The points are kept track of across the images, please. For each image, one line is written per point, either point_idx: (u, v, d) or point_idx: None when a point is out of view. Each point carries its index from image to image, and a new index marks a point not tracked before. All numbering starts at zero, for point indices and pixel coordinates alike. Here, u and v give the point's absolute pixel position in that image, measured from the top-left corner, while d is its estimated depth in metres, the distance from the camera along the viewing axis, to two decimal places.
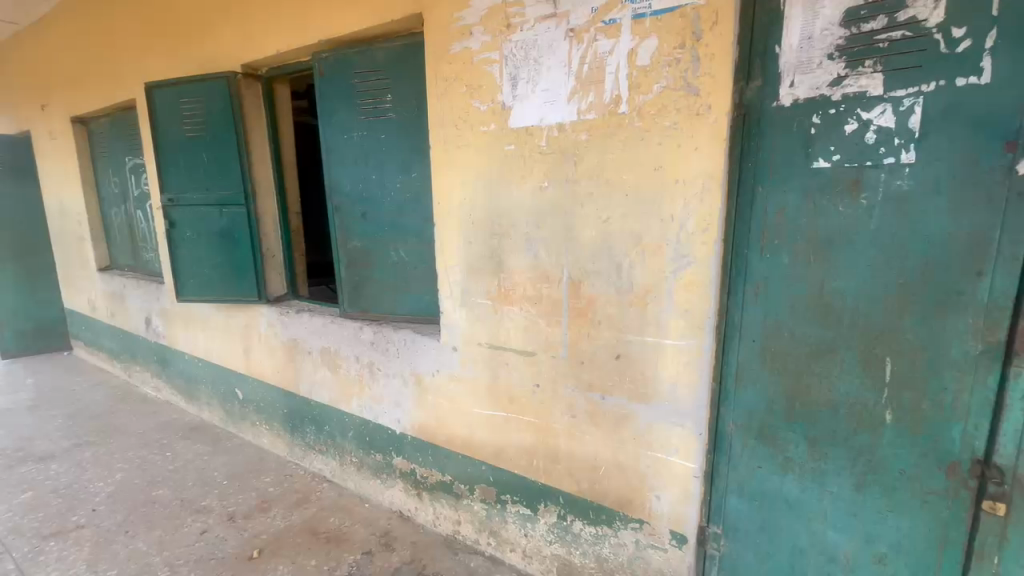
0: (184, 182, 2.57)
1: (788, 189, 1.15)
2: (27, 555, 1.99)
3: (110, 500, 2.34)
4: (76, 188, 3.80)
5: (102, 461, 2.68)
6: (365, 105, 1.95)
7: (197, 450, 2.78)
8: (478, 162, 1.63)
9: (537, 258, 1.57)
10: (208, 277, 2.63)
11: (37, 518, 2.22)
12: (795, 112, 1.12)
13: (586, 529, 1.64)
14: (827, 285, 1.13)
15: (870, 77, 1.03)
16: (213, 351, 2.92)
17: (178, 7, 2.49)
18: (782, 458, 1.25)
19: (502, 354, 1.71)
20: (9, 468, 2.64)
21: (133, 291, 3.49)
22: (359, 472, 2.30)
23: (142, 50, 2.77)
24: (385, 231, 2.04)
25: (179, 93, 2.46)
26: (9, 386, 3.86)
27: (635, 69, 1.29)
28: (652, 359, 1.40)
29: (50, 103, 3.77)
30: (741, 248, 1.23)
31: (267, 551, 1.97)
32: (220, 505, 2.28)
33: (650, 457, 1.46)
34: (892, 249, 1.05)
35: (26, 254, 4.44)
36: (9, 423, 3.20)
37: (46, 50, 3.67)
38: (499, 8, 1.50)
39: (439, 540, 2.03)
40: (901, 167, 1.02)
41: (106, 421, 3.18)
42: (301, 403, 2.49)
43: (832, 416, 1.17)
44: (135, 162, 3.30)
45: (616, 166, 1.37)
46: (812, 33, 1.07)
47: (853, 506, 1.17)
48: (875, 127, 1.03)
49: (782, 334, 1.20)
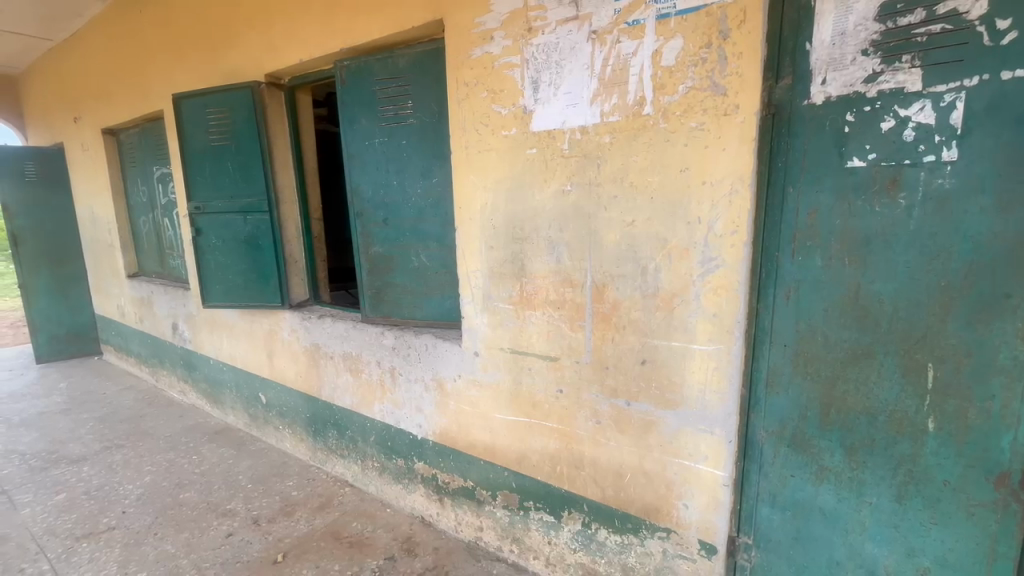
0: (209, 190, 2.63)
1: (821, 189, 1.12)
2: (61, 556, 2.04)
3: (139, 502, 2.38)
4: (107, 197, 3.92)
5: (132, 464, 2.74)
6: (386, 111, 1.96)
7: (222, 454, 2.82)
8: (501, 166, 1.63)
9: (559, 262, 1.56)
10: (232, 283, 2.68)
11: (71, 519, 2.27)
12: (828, 109, 1.09)
13: (612, 537, 1.61)
14: (864, 289, 1.09)
15: (908, 73, 0.99)
16: (237, 355, 2.97)
17: (205, 18, 2.55)
18: (817, 467, 1.21)
19: (525, 359, 1.70)
20: (44, 470, 2.71)
21: (161, 297, 3.57)
22: (381, 476, 2.31)
23: (171, 64, 2.84)
24: (405, 236, 2.05)
25: (205, 103, 2.52)
26: (44, 389, 3.98)
27: (661, 69, 1.27)
28: (680, 365, 1.37)
29: (82, 115, 3.88)
30: (771, 249, 1.20)
31: (291, 555, 1.98)
32: (245, 508, 2.31)
33: (678, 465, 1.43)
34: (934, 249, 1.01)
35: (59, 262, 4.58)
36: (43, 426, 3.30)
37: (80, 65, 3.78)
38: (521, 12, 1.50)
39: (462, 545, 2.02)
40: (942, 165, 0.98)
41: (135, 425, 3.26)
42: (323, 407, 2.51)
43: (869, 424, 1.12)
44: (163, 171, 3.39)
45: (641, 169, 1.35)
46: (845, 29, 1.04)
47: (895, 518, 1.13)
48: (913, 124, 1.00)
49: (816, 338, 1.16)
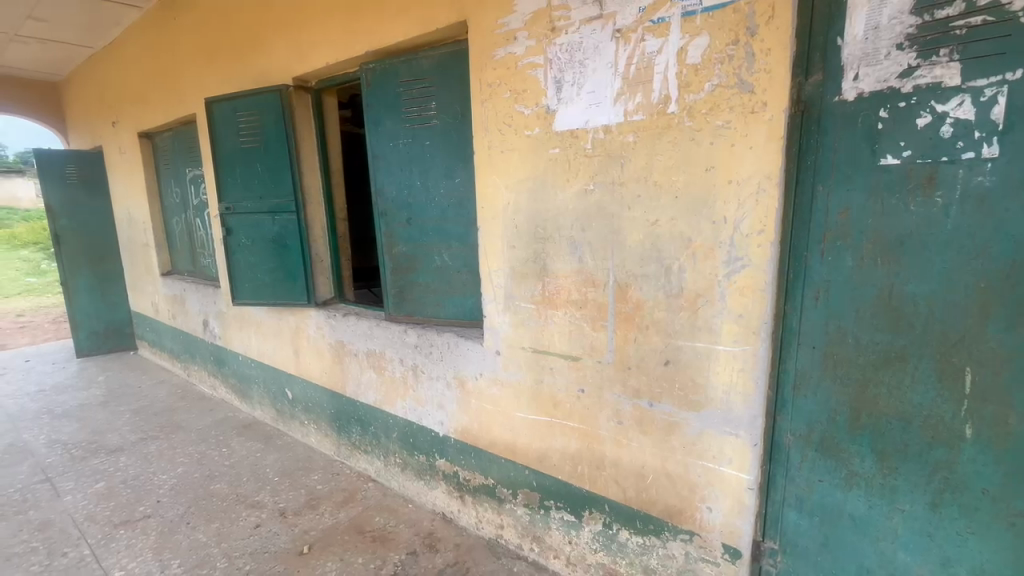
0: (239, 191, 2.71)
1: (852, 188, 1.09)
2: (101, 541, 2.13)
3: (173, 492, 2.47)
4: (143, 198, 4.07)
5: (166, 455, 2.85)
6: (410, 113, 1.99)
7: (250, 447, 2.90)
8: (524, 166, 1.63)
9: (582, 262, 1.55)
10: (261, 281, 2.75)
11: (109, 507, 2.38)
12: (860, 106, 1.06)
13: (633, 538, 1.60)
14: (897, 290, 1.06)
15: (946, 67, 0.96)
16: (265, 352, 3.05)
17: (236, 24, 2.63)
18: (847, 472, 1.18)
19: (547, 359, 1.70)
20: (85, 459, 2.84)
21: (193, 294, 3.69)
22: (403, 472, 2.34)
23: (203, 70, 2.94)
24: (428, 236, 2.08)
25: (236, 107, 2.60)
26: (84, 382, 4.17)
27: (686, 67, 1.26)
28: (704, 366, 1.35)
29: (120, 120, 4.03)
30: (800, 249, 1.18)
31: (317, 547, 2.03)
32: (272, 501, 2.37)
33: (702, 467, 1.41)
34: (972, 249, 0.97)
35: (98, 261, 4.78)
36: (83, 417, 3.45)
37: (118, 72, 3.94)
38: (545, 12, 1.50)
39: (482, 542, 2.03)
40: (982, 162, 0.95)
41: (169, 418, 3.38)
42: (347, 403, 2.56)
43: (903, 429, 1.09)
44: (195, 172, 3.50)
45: (665, 168, 1.33)
46: (879, 23, 1.01)
47: (929, 526, 1.09)
48: (951, 120, 0.97)
49: (846, 340, 1.14)
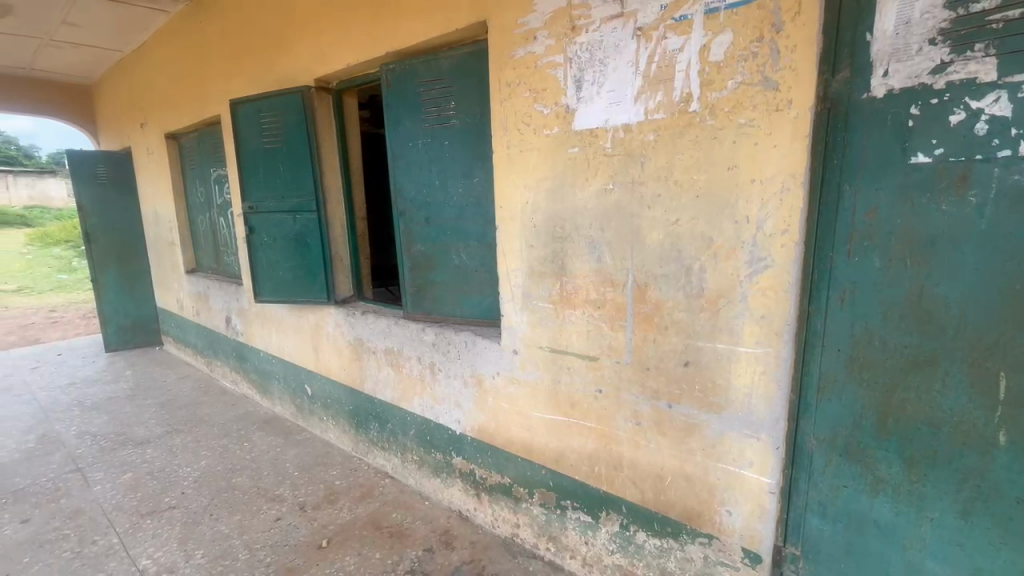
0: (262, 190, 2.77)
1: (880, 188, 1.07)
2: (128, 530, 2.20)
3: (197, 484, 2.54)
4: (170, 198, 4.19)
5: (191, 448, 2.92)
6: (429, 113, 2.01)
7: (271, 442, 2.96)
8: (543, 165, 1.63)
9: (601, 262, 1.55)
10: (282, 279, 2.80)
11: (136, 497, 2.45)
12: (890, 103, 1.04)
13: (650, 540, 1.59)
14: (928, 291, 1.04)
15: (981, 62, 0.93)
16: (286, 349, 3.10)
17: (260, 26, 2.68)
18: (872, 478, 1.16)
19: (564, 358, 1.70)
20: (113, 450, 2.93)
21: (216, 291, 3.78)
22: (420, 469, 2.36)
23: (228, 72, 3.01)
24: (446, 235, 2.09)
25: (259, 108, 2.65)
26: (112, 376, 4.29)
27: (709, 65, 1.24)
28: (725, 367, 1.34)
29: (148, 122, 4.15)
30: (825, 250, 1.15)
31: (335, 541, 2.07)
32: (292, 495, 2.41)
33: (722, 470, 1.39)
34: (1008, 249, 0.94)
35: (126, 258, 4.92)
36: (112, 410, 3.55)
37: (147, 75, 4.05)
38: (565, 11, 1.50)
39: (498, 540, 2.04)
40: (1018, 159, 0.92)
41: (193, 412, 3.46)
42: (365, 400, 2.59)
43: (931, 434, 1.07)
44: (219, 172, 3.58)
45: (686, 167, 1.32)
46: (909, 18, 0.99)
47: (959, 535, 1.06)
48: (987, 116, 0.94)
49: (873, 343, 1.11)
